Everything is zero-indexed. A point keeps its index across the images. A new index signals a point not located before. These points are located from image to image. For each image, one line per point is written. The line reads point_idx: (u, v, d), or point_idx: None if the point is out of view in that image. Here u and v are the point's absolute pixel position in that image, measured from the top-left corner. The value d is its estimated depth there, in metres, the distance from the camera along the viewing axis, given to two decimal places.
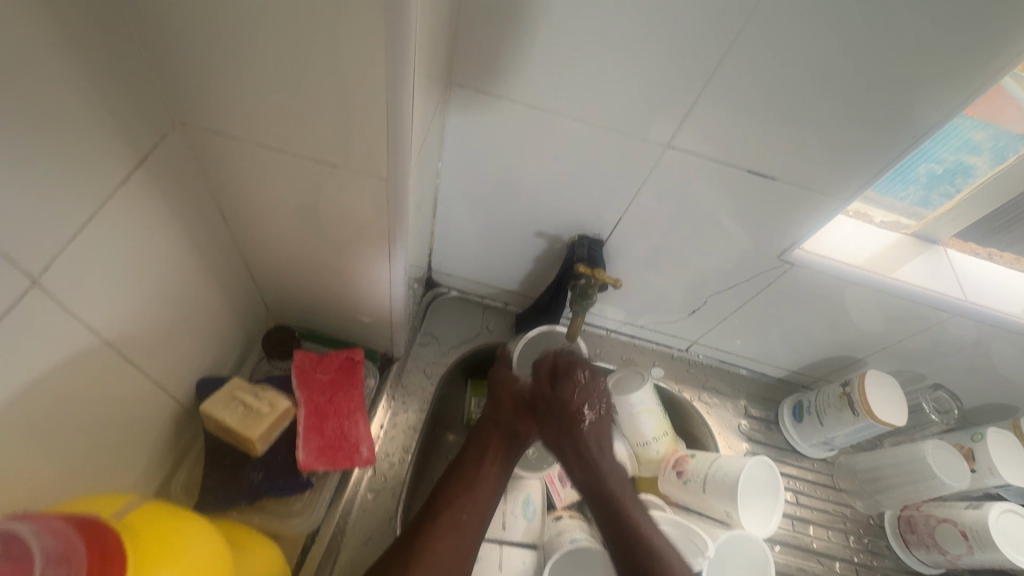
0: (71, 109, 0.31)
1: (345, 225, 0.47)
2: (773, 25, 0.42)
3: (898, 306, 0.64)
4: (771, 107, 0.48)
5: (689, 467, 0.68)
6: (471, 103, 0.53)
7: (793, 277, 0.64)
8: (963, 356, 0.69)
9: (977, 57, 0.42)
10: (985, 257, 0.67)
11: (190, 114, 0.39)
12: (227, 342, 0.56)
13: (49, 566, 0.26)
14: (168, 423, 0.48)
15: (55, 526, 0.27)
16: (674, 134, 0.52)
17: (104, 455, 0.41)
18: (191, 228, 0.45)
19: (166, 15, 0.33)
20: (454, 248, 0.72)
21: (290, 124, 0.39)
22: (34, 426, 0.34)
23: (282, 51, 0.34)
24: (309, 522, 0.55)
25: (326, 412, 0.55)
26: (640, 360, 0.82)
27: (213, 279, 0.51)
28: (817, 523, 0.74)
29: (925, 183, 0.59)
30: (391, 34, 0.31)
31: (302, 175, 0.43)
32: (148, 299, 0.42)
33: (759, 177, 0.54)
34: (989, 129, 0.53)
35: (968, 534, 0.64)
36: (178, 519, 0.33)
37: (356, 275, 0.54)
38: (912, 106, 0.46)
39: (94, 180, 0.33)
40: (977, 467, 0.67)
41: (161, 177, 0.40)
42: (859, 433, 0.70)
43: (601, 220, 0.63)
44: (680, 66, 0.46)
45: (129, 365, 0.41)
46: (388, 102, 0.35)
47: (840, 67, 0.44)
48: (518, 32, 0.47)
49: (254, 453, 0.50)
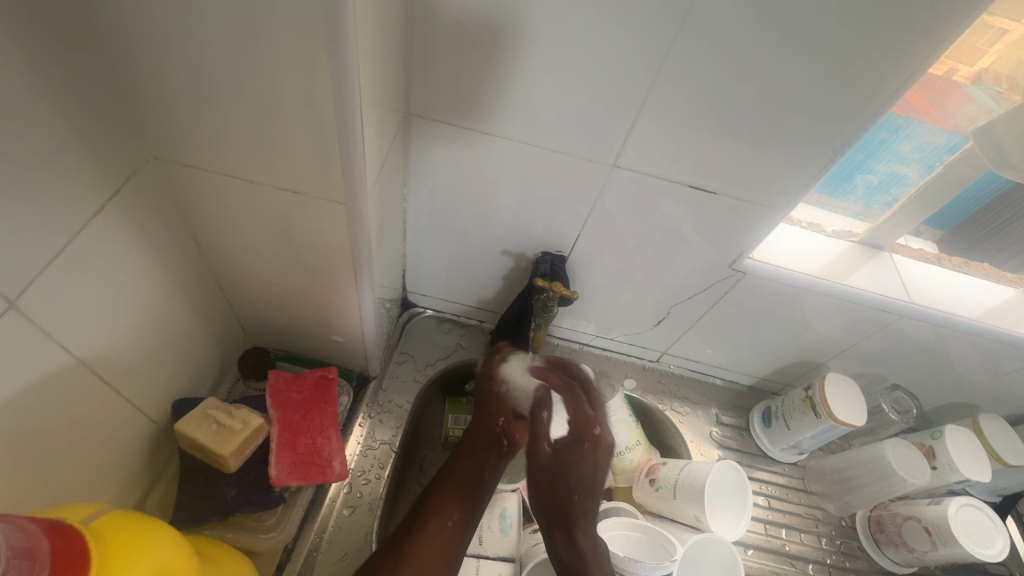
0: (47, 147, 0.34)
1: (315, 249, 0.50)
2: (694, 54, 0.47)
3: (850, 311, 0.67)
4: (704, 125, 0.52)
5: (661, 475, 0.70)
6: (430, 133, 0.57)
7: (745, 285, 0.67)
8: (917, 356, 0.72)
9: (878, 77, 0.46)
10: (935, 261, 0.70)
11: (162, 150, 0.43)
12: (203, 364, 0.59)
13: (15, 559, 0.27)
14: (143, 441, 0.50)
15: (24, 525, 0.29)
16: (619, 155, 0.56)
17: (76, 473, 0.43)
18: (166, 254, 0.48)
19: (135, 63, 0.37)
20: (426, 270, 0.75)
21: (256, 157, 0.42)
22: (6, 445, 0.36)
23: (244, 90, 0.37)
24: (282, 535, 0.55)
25: (298, 429, 0.57)
26: (613, 372, 0.84)
27: (188, 303, 0.53)
28: (789, 526, 0.76)
29: (863, 193, 0.63)
30: (337, 73, 0.35)
31: (269, 202, 0.46)
32: (124, 322, 0.44)
33: (703, 192, 0.58)
34: (912, 142, 0.57)
35: (931, 530, 0.66)
36: (147, 529, 0.35)
37: (326, 297, 0.57)
38: (834, 122, 0.50)
39: (69, 210, 0.36)
40: (937, 464, 0.69)
41: (136, 207, 0.43)
42: (823, 434, 0.73)
43: (561, 238, 0.66)
44: (615, 93, 0.51)
45: (104, 385, 0.43)
46: (340, 132, 0.38)
47: (763, 90, 0.48)
48: (467, 66, 0.51)
49: (228, 469, 0.52)
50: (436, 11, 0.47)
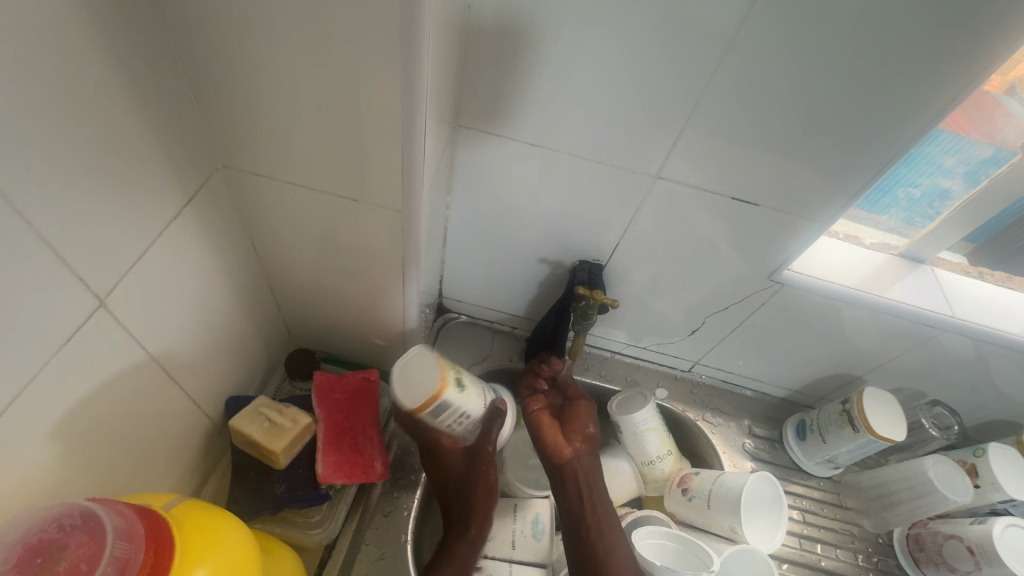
0: (135, 155, 0.36)
1: (365, 254, 0.52)
2: (742, 69, 0.47)
3: (889, 325, 0.67)
4: (748, 137, 0.52)
5: (694, 485, 0.70)
6: (476, 143, 0.58)
7: (783, 296, 0.67)
8: (961, 372, 0.71)
9: (931, 90, 0.46)
10: (976, 276, 0.69)
11: (231, 158, 0.45)
12: (253, 363, 0.61)
13: (117, 540, 0.31)
14: (199, 436, 0.52)
15: (121, 509, 0.33)
16: (662, 167, 0.57)
17: (142, 463, 0.45)
18: (227, 256, 0.50)
19: (214, 76, 0.39)
20: (464, 277, 0.77)
21: (318, 165, 0.44)
22: (87, 433, 0.38)
23: (312, 102, 0.39)
24: (327, 533, 0.57)
25: (343, 428, 0.58)
26: (644, 381, 0.85)
27: (243, 304, 0.56)
28: (824, 542, 0.75)
29: (906, 207, 0.62)
30: (404, 87, 0.36)
31: (326, 210, 0.48)
32: (189, 321, 0.47)
33: (745, 204, 0.58)
34: (958, 156, 0.56)
35: (975, 550, 0.65)
36: (216, 518, 0.37)
37: (372, 301, 0.59)
38: (883, 134, 0.50)
39: (151, 215, 0.39)
40: (981, 483, 0.68)
41: (205, 212, 0.45)
42: (861, 449, 0.72)
43: (599, 247, 0.67)
44: (661, 106, 0.52)
45: (169, 380, 0.45)
46: (403, 144, 0.40)
47: (809, 103, 0.49)
48: (514, 79, 0.52)
49: (278, 466, 0.54)
50: (487, 27, 0.49)
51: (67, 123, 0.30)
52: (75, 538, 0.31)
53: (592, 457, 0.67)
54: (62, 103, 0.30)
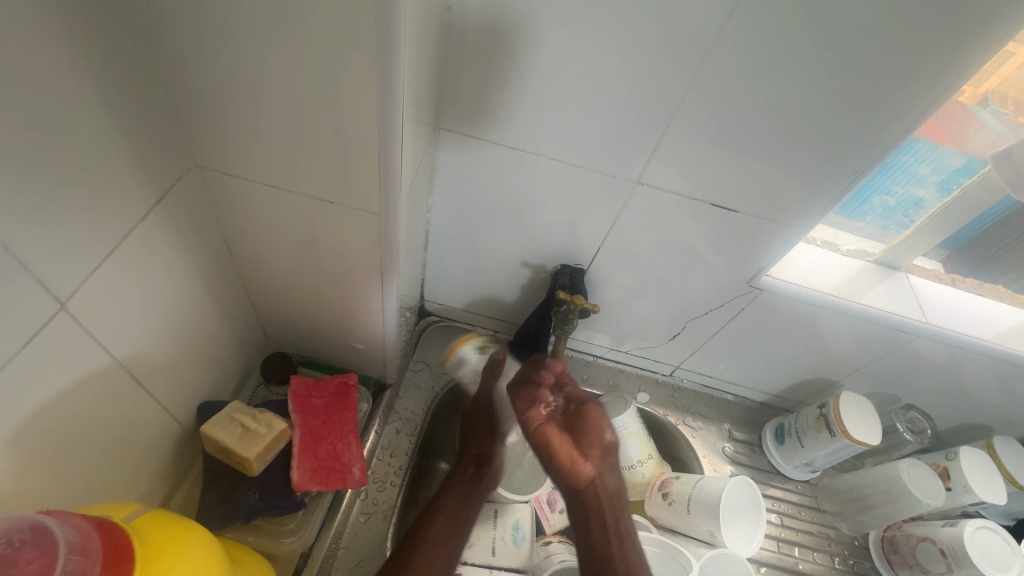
0: (101, 154, 0.35)
1: (342, 256, 0.51)
2: (721, 76, 0.48)
3: (865, 331, 0.68)
4: (728, 144, 0.53)
5: (674, 489, 0.70)
6: (458, 145, 0.58)
7: (761, 302, 0.68)
8: (934, 376, 0.72)
9: (905, 100, 0.47)
10: (949, 282, 0.70)
11: (204, 158, 0.44)
12: (227, 368, 0.59)
13: (71, 555, 0.30)
14: (169, 443, 0.51)
15: (78, 522, 0.31)
16: (643, 172, 0.57)
17: (106, 471, 0.43)
18: (200, 258, 0.49)
19: (185, 74, 0.38)
20: (446, 280, 0.76)
21: (294, 166, 0.43)
22: (46, 441, 0.36)
23: (288, 102, 0.38)
24: (301, 541, 0.56)
25: (320, 434, 0.57)
26: (626, 385, 0.85)
27: (217, 307, 0.54)
28: (802, 545, 0.76)
29: (881, 214, 0.63)
30: (381, 88, 0.36)
31: (302, 211, 0.47)
32: (159, 324, 0.45)
33: (724, 210, 0.59)
34: (931, 165, 0.57)
35: (947, 552, 0.66)
36: (180, 539, 0.36)
37: (350, 304, 0.58)
38: (859, 143, 0.50)
39: (117, 215, 0.38)
40: (952, 485, 0.69)
41: (176, 212, 0.44)
42: (837, 453, 0.73)
43: (581, 251, 0.67)
44: (642, 111, 0.52)
45: (137, 385, 0.44)
46: (380, 145, 0.40)
47: (786, 111, 0.49)
48: (496, 82, 0.52)
49: (250, 472, 0.53)
50: (468, 29, 0.48)
51: (28, 119, 0.29)
52: (24, 554, 0.28)
53: (613, 473, 0.70)
54: (24, 99, 0.29)
